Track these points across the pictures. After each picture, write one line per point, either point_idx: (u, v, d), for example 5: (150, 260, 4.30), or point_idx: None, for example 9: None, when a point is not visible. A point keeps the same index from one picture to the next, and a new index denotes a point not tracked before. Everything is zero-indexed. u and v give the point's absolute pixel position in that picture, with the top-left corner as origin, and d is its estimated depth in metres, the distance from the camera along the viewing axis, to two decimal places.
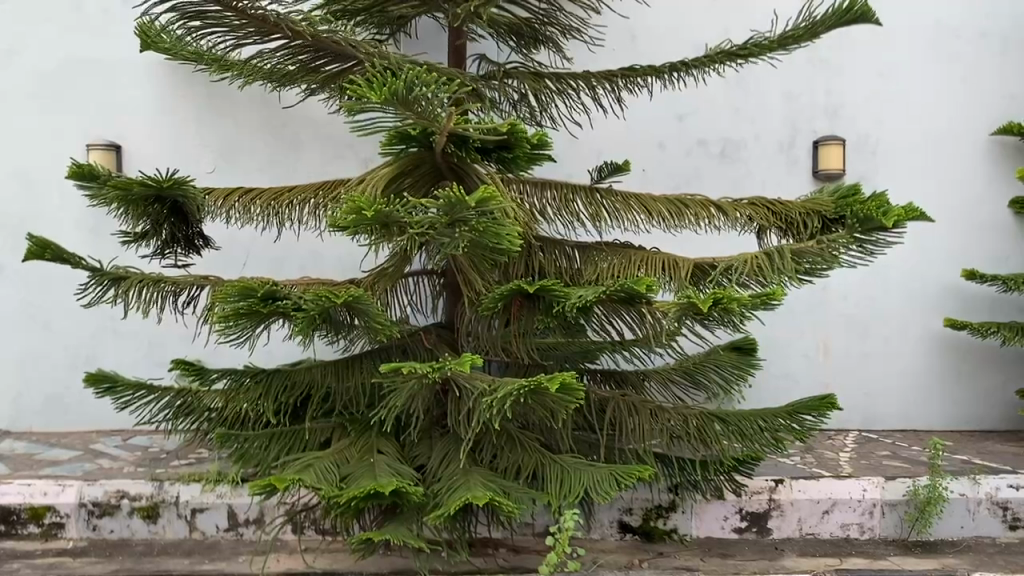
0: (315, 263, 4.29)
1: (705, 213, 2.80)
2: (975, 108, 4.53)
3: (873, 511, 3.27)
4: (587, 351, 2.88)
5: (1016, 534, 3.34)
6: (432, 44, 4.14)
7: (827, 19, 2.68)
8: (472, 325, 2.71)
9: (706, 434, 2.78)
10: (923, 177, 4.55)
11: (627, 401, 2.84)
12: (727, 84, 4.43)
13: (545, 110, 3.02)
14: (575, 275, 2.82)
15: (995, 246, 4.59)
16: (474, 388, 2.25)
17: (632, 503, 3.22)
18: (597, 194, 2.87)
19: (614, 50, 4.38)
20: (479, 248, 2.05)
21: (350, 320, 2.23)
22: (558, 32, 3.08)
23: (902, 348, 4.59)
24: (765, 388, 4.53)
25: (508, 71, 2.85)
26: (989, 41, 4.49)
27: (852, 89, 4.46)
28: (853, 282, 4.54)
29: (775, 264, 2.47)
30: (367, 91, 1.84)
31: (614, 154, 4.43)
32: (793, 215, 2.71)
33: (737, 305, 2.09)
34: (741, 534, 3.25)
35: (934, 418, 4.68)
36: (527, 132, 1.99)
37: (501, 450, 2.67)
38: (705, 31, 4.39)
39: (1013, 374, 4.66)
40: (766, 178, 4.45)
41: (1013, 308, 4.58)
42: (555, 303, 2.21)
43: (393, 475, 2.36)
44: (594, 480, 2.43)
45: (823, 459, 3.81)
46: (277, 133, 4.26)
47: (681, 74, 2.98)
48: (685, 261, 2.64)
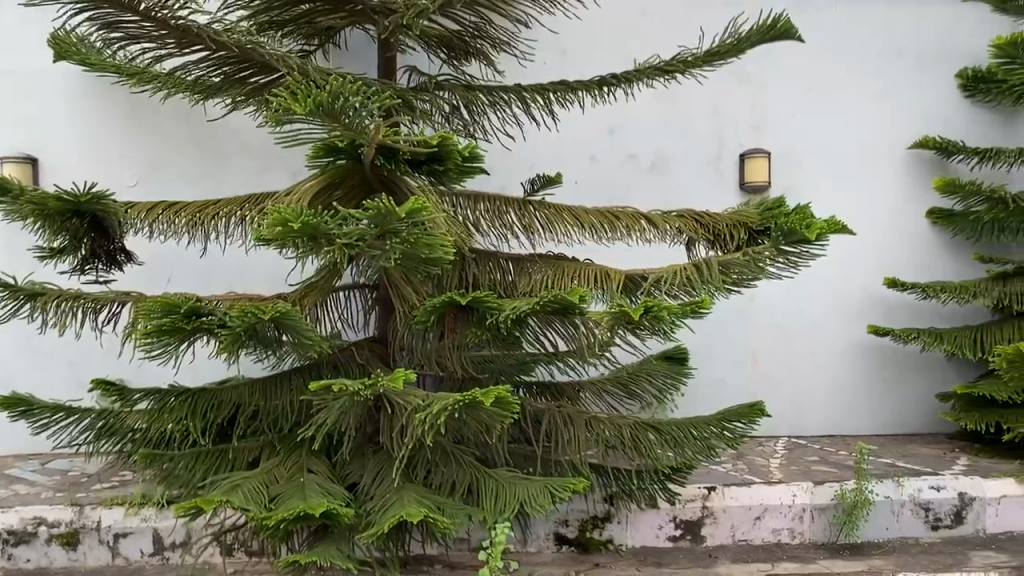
0: (243, 277, 4.20)
1: (636, 225, 2.83)
2: (892, 123, 4.69)
3: (803, 516, 3.34)
4: (523, 363, 2.85)
5: (937, 534, 3.46)
6: (363, 56, 4.11)
7: (752, 36, 2.75)
8: (404, 338, 2.69)
9: (640, 443, 2.80)
10: (845, 189, 4.69)
11: (561, 412, 2.84)
12: (656, 99, 4.50)
13: (477, 122, 3.00)
14: (509, 288, 2.81)
15: (914, 256, 4.75)
16: (407, 404, 2.24)
17: (568, 515, 3.21)
18: (530, 206, 2.88)
19: (545, 64, 4.42)
20: (412, 262, 2.04)
21: (279, 336, 2.18)
22: (488, 45, 3.09)
23: (829, 356, 4.70)
24: (696, 397, 4.59)
25: (439, 82, 2.83)
26: (905, 58, 4.67)
27: (775, 104, 4.59)
28: (779, 291, 4.65)
29: (704, 276, 2.53)
30: (292, 102, 1.81)
31: (547, 167, 4.45)
32: (720, 227, 2.77)
33: (667, 316, 2.11)
34: (675, 542, 3.28)
35: (860, 423, 4.80)
36: (458, 144, 2.00)
37: (436, 466, 2.63)
38: (634, 46, 4.46)
39: (932, 378, 4.82)
40: (695, 191, 4.53)
41: (932, 315, 4.74)
42: (489, 316, 2.21)
43: (323, 493, 2.32)
44: (530, 493, 2.43)
45: (754, 466, 3.88)
46: (202, 146, 4.17)
47: (611, 88, 3.01)
48: (617, 273, 2.67)
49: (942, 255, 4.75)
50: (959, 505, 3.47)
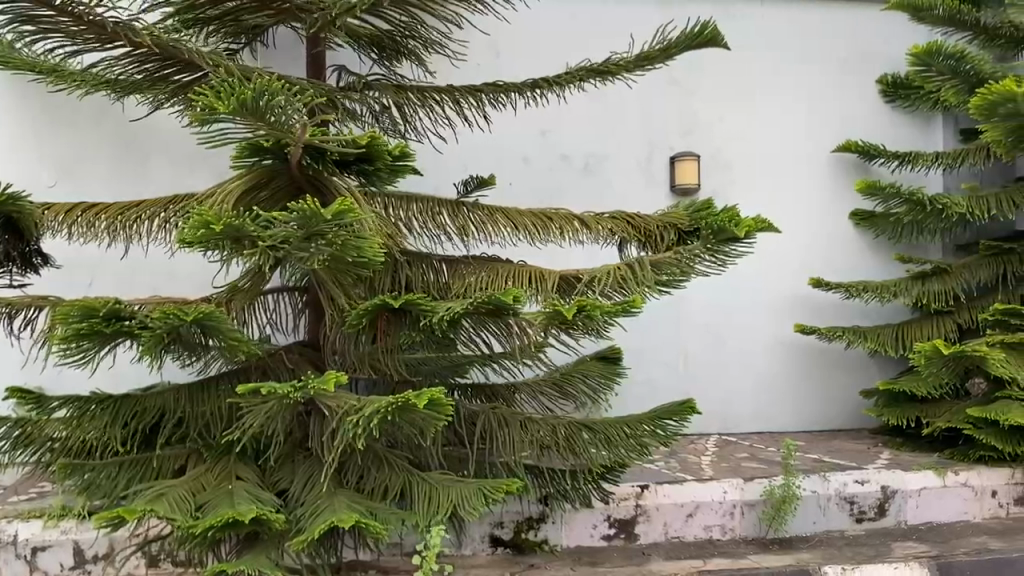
0: (167, 282, 4.10)
1: (570, 226, 2.84)
2: (816, 127, 4.82)
3: (733, 512, 3.41)
4: (457, 365, 2.83)
5: (861, 527, 3.56)
6: (291, 55, 4.05)
7: (682, 41, 2.80)
8: (336, 342, 2.65)
9: (575, 443, 2.81)
10: (773, 191, 4.79)
11: (496, 414, 2.83)
12: (588, 102, 4.54)
13: (408, 123, 2.98)
14: (443, 290, 2.79)
15: (838, 257, 4.88)
16: (337, 408, 2.21)
17: (502, 517, 3.19)
18: (464, 207, 2.85)
19: (478, 65, 4.40)
20: (342, 264, 2.02)
21: (204, 340, 2.13)
22: (419, 45, 3.07)
23: (758, 355, 4.81)
24: (631, 397, 4.63)
25: (367, 83, 2.77)
26: (827, 65, 4.82)
27: (704, 108, 4.67)
28: (709, 291, 4.73)
29: (635, 275, 2.55)
30: (215, 102, 1.78)
31: (480, 168, 4.43)
32: (651, 228, 2.80)
33: (600, 315, 2.13)
34: (610, 541, 3.30)
35: (788, 419, 4.90)
36: (387, 145, 1.99)
37: (369, 470, 2.60)
38: (566, 49, 4.49)
39: (856, 375, 4.96)
40: (627, 193, 4.58)
41: (855, 313, 4.89)
42: (422, 318, 2.20)
43: (252, 500, 2.27)
44: (462, 496, 2.43)
45: (686, 463, 3.94)
46: (124, 146, 4.05)
47: (543, 91, 3.02)
48: (550, 273, 2.67)
49: (864, 255, 4.91)
50: (882, 498, 3.59)
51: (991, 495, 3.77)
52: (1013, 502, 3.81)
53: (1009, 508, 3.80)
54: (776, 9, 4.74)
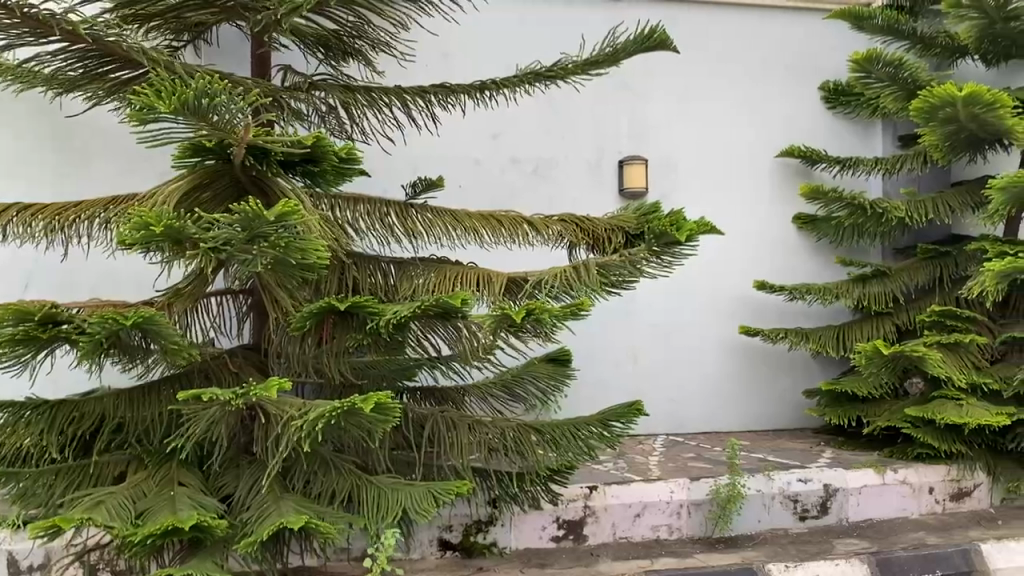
0: (107, 284, 4.00)
1: (519, 229, 2.85)
2: (761, 133, 4.91)
3: (679, 512, 3.46)
4: (406, 368, 2.81)
5: (804, 524, 3.63)
6: (235, 53, 3.99)
7: (629, 46, 2.83)
8: (281, 345, 2.62)
9: (523, 445, 2.81)
10: (719, 195, 4.86)
11: (444, 417, 2.83)
12: (538, 105, 4.55)
13: (355, 124, 2.95)
14: (390, 292, 2.76)
15: (782, 260, 4.97)
16: (281, 413, 2.19)
17: (451, 520, 3.17)
18: (412, 209, 2.84)
19: (427, 66, 4.37)
20: (286, 267, 2.00)
21: (145, 344, 2.08)
22: (367, 45, 3.04)
23: (704, 356, 4.87)
24: (580, 399, 4.65)
25: (313, 82, 2.76)
26: (772, 71, 4.91)
27: (652, 112, 4.72)
28: (657, 294, 4.78)
29: (583, 277, 2.57)
30: (154, 100, 1.74)
31: (429, 170, 4.40)
32: (599, 231, 2.82)
33: (547, 318, 2.14)
34: (559, 542, 3.31)
35: (734, 420, 4.97)
36: (333, 145, 1.99)
37: (314, 474, 2.57)
38: (515, 51, 4.50)
39: (798, 376, 5.06)
40: (577, 196, 4.60)
41: (798, 315, 4.98)
42: (369, 321, 2.19)
43: (195, 507, 2.22)
44: (410, 499, 2.41)
45: (634, 464, 3.97)
46: (61, 144, 3.93)
47: (492, 93, 3.03)
48: (498, 276, 2.67)
49: (807, 258, 5.01)
50: (824, 496, 3.66)
51: (928, 491, 3.88)
52: (949, 498, 3.92)
53: (945, 504, 3.91)
54: (722, 15, 4.82)
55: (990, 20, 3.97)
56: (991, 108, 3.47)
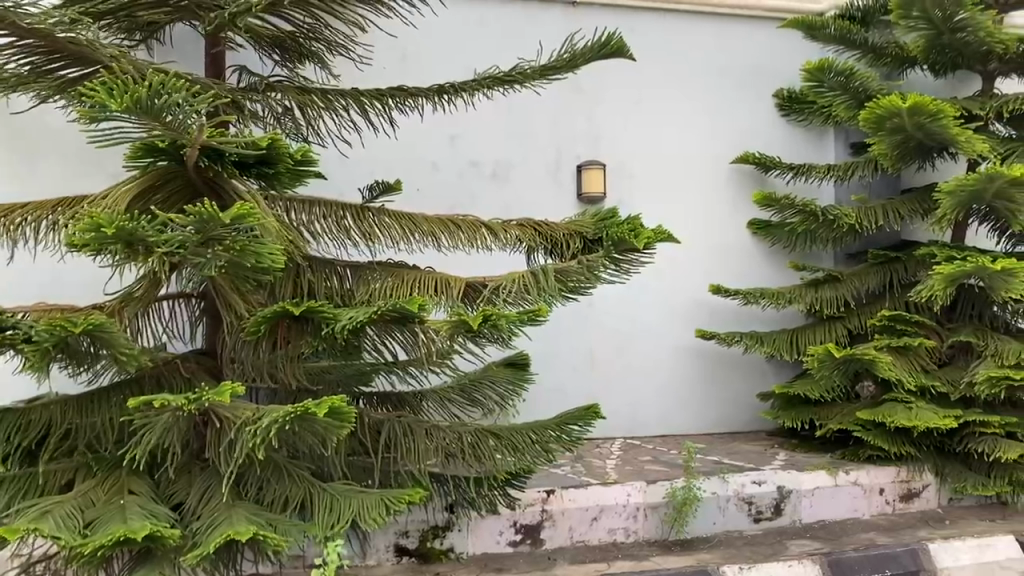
0: (55, 287, 3.90)
1: (477, 234, 2.86)
2: (716, 139, 4.97)
3: (636, 515, 3.48)
4: (362, 373, 2.78)
5: (758, 526, 3.68)
6: (189, 52, 3.93)
7: (588, 51, 2.85)
8: (235, 351, 2.59)
9: (480, 450, 2.80)
10: (676, 200, 4.91)
11: (401, 422, 2.81)
12: (497, 109, 4.55)
13: (311, 126, 2.92)
14: (347, 297, 2.73)
15: (737, 265, 5.03)
16: (235, 419, 2.17)
17: (408, 526, 3.15)
18: (369, 213, 2.81)
19: (385, 69, 4.34)
20: (241, 271, 1.98)
21: (93, 349, 2.03)
22: (324, 47, 3.02)
23: (661, 360, 4.91)
24: (538, 404, 4.65)
25: (269, 83, 2.72)
26: (727, 78, 4.98)
27: (610, 118, 4.75)
28: (614, 298, 4.81)
29: (540, 283, 2.58)
30: (105, 99, 1.71)
31: (386, 172, 4.36)
32: (557, 236, 2.84)
33: (505, 324, 2.15)
34: (516, 547, 3.30)
35: (690, 423, 5.01)
36: (289, 147, 1.98)
37: (268, 481, 2.53)
38: (473, 55, 4.50)
39: (752, 379, 5.13)
40: (534, 200, 4.62)
41: (752, 319, 5.06)
42: (324, 326, 2.17)
43: (146, 516, 2.18)
44: (363, 506, 2.40)
45: (591, 467, 3.98)
46: (7, 143, 3.82)
47: (450, 97, 3.03)
48: (456, 280, 2.66)
49: (761, 264, 5.08)
50: (778, 497, 3.72)
51: (879, 492, 3.95)
52: (899, 499, 4.00)
53: (895, 505, 3.99)
54: (678, 23, 4.88)
55: (937, 31, 4.07)
56: (938, 118, 3.55)
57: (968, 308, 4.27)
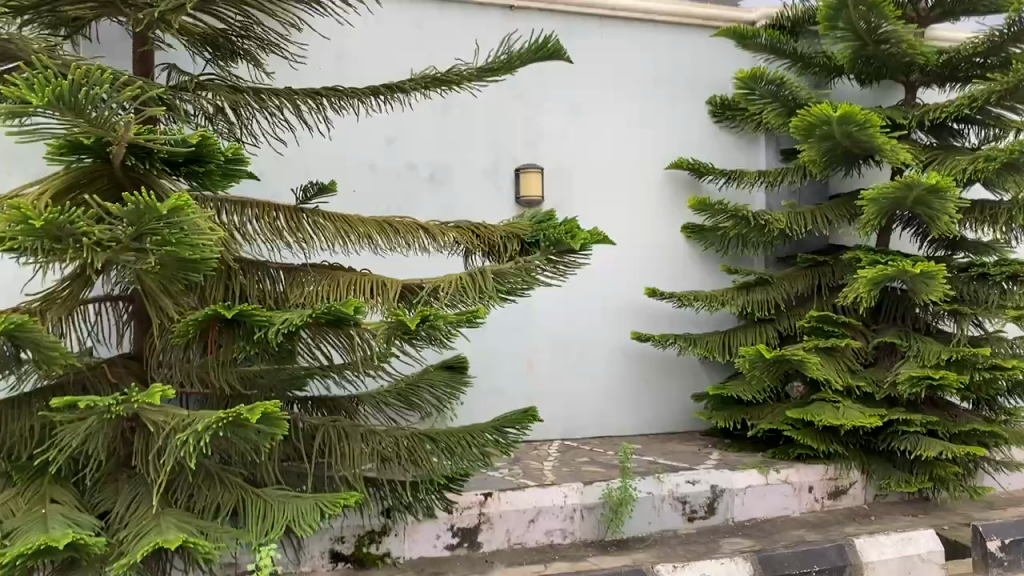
0: None
1: (413, 236, 2.84)
2: (651, 144, 5.04)
3: (573, 516, 3.50)
4: (296, 377, 2.74)
5: (692, 525, 3.74)
6: (116, 49, 3.86)
7: (523, 54, 2.85)
8: (164, 354, 2.53)
9: (417, 454, 2.79)
10: (612, 203, 4.96)
11: (336, 427, 2.77)
12: (433, 110, 4.53)
13: (244, 126, 2.86)
14: (280, 299, 2.68)
15: (671, 268, 5.11)
16: (162, 423, 2.12)
17: (343, 531, 3.11)
18: (302, 214, 2.76)
19: (319, 69, 4.30)
20: (172, 270, 1.93)
21: (13, 354, 1.96)
22: (256, 46, 2.97)
23: (597, 362, 4.95)
24: (475, 406, 4.65)
25: (199, 82, 2.66)
26: (661, 84, 5.05)
27: (546, 121, 4.78)
28: (551, 301, 4.84)
29: (478, 285, 2.58)
30: (27, 94, 1.66)
31: (322, 175, 4.32)
32: (495, 238, 2.84)
33: (442, 325, 2.14)
34: (452, 551, 3.29)
35: (626, 424, 5.06)
36: (219, 146, 1.94)
37: (199, 488, 2.47)
38: (410, 57, 4.48)
39: (686, 380, 5.21)
40: (472, 203, 4.62)
41: (686, 321, 5.15)
42: (256, 329, 2.13)
43: (69, 525, 2.11)
44: (297, 512, 2.36)
45: (529, 470, 3.99)
46: None
47: (385, 98, 3.00)
48: (393, 282, 2.64)
49: (694, 267, 5.17)
50: (711, 496, 3.78)
51: (808, 490, 4.06)
52: (827, 496, 4.11)
53: (824, 502, 4.10)
54: (614, 28, 4.93)
55: (863, 42, 4.20)
56: (863, 126, 3.66)
57: (893, 311, 4.42)
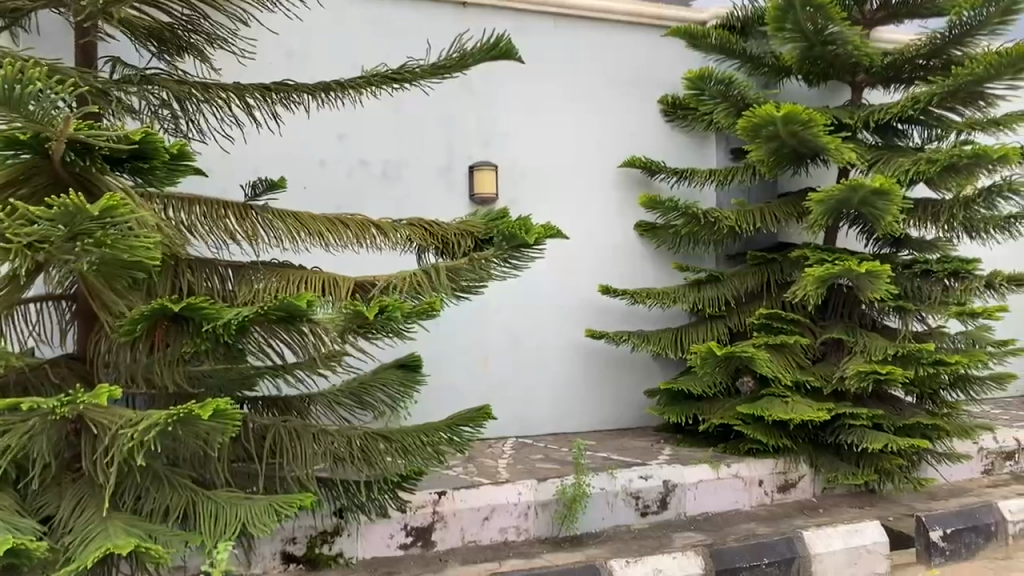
0: None
1: (366, 233, 2.83)
2: (604, 142, 5.07)
3: (527, 513, 3.51)
4: (246, 377, 2.70)
5: (645, 520, 3.77)
6: (55, 40, 3.78)
7: (477, 51, 2.85)
8: (110, 353, 2.48)
9: (370, 454, 2.76)
10: (566, 201, 4.97)
11: (287, 426, 2.74)
12: (386, 107, 4.50)
13: (192, 121, 2.81)
14: (229, 298, 2.64)
15: (623, 265, 5.15)
16: (108, 424, 2.07)
17: (295, 532, 3.07)
18: (252, 211, 2.73)
19: (270, 64, 4.24)
20: (114, 269, 1.89)
21: None
22: (204, 40, 2.91)
23: (551, 359, 4.96)
24: (429, 405, 4.63)
25: (146, 76, 2.61)
26: (613, 83, 5.09)
27: (500, 119, 4.78)
28: (505, 299, 4.84)
29: (433, 281, 2.57)
30: None
31: (271, 170, 4.26)
32: (449, 236, 2.83)
33: (401, 317, 2.13)
34: (406, 550, 3.27)
35: (580, 421, 5.08)
36: (165, 142, 1.91)
37: (147, 491, 2.41)
38: (361, 54, 4.44)
39: (639, 377, 5.25)
40: (426, 200, 4.60)
41: (639, 318, 5.19)
42: (204, 326, 2.09)
43: (10, 530, 2.05)
44: (250, 514, 2.33)
45: (483, 468, 3.99)
46: None
47: (337, 94, 2.97)
48: (345, 280, 2.63)
49: (646, 265, 5.21)
50: (663, 491, 3.82)
51: (758, 484, 4.12)
52: (776, 489, 4.18)
53: (773, 495, 4.16)
54: (567, 27, 4.95)
55: (810, 43, 4.27)
56: (810, 126, 3.72)
57: (839, 307, 4.52)
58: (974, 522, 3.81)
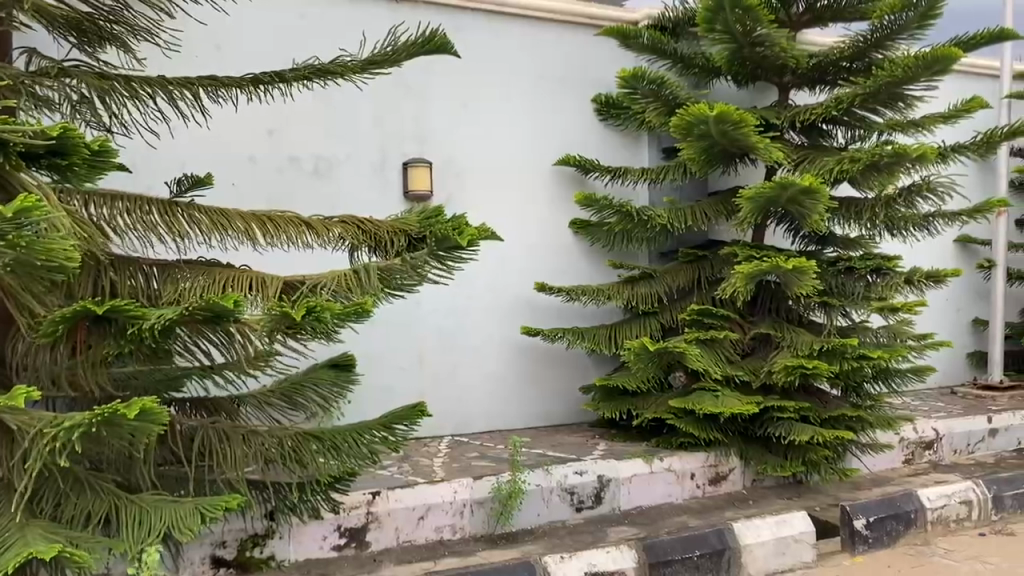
0: None
1: (298, 231, 2.77)
2: (538, 140, 5.08)
3: (462, 511, 3.50)
4: (172, 378, 2.64)
5: (580, 515, 3.80)
6: None
7: (409, 47, 2.83)
8: (27, 355, 2.39)
9: (302, 454, 2.71)
10: (500, 198, 4.98)
11: (216, 428, 2.68)
12: (318, 102, 4.44)
13: (114, 115, 2.73)
14: (153, 297, 2.56)
15: (557, 263, 5.17)
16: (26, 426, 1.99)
17: (225, 536, 3.00)
18: (178, 207, 2.66)
19: (196, 57, 4.14)
20: (30, 271, 1.83)
21: None
22: (126, 31, 2.82)
23: (486, 356, 4.96)
24: (364, 404, 4.58)
25: (64, 68, 2.52)
26: (547, 82, 5.11)
27: (434, 115, 4.76)
28: (440, 296, 4.82)
29: (365, 282, 2.55)
30: None
31: (198, 166, 4.16)
32: (382, 233, 2.79)
33: (329, 316, 2.10)
34: (340, 551, 3.24)
35: (514, 418, 5.09)
36: (84, 137, 1.85)
37: (66, 496, 2.33)
38: (292, 48, 4.37)
39: (574, 374, 5.29)
40: (359, 197, 4.55)
41: (574, 316, 5.22)
42: (129, 327, 2.03)
43: None
44: (176, 516, 2.27)
45: (418, 466, 3.97)
46: None
47: (267, 88, 2.91)
48: (274, 280, 2.58)
49: (580, 262, 5.25)
50: (597, 486, 3.86)
51: (690, 477, 4.19)
52: (708, 482, 4.25)
53: (705, 488, 4.24)
54: (501, 24, 4.94)
55: (739, 44, 4.35)
56: (739, 126, 3.79)
57: (768, 302, 4.59)
58: (896, 509, 3.94)
